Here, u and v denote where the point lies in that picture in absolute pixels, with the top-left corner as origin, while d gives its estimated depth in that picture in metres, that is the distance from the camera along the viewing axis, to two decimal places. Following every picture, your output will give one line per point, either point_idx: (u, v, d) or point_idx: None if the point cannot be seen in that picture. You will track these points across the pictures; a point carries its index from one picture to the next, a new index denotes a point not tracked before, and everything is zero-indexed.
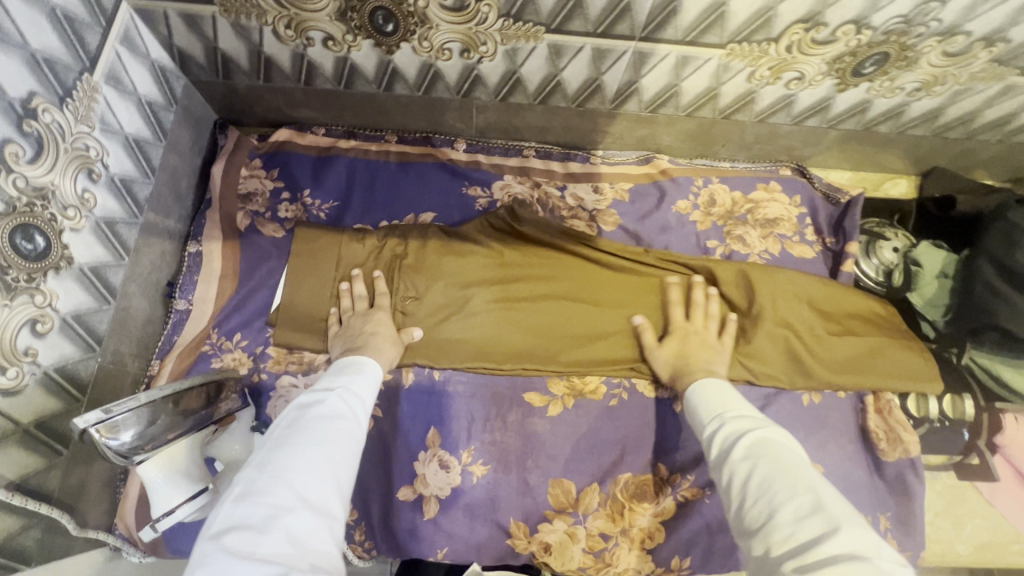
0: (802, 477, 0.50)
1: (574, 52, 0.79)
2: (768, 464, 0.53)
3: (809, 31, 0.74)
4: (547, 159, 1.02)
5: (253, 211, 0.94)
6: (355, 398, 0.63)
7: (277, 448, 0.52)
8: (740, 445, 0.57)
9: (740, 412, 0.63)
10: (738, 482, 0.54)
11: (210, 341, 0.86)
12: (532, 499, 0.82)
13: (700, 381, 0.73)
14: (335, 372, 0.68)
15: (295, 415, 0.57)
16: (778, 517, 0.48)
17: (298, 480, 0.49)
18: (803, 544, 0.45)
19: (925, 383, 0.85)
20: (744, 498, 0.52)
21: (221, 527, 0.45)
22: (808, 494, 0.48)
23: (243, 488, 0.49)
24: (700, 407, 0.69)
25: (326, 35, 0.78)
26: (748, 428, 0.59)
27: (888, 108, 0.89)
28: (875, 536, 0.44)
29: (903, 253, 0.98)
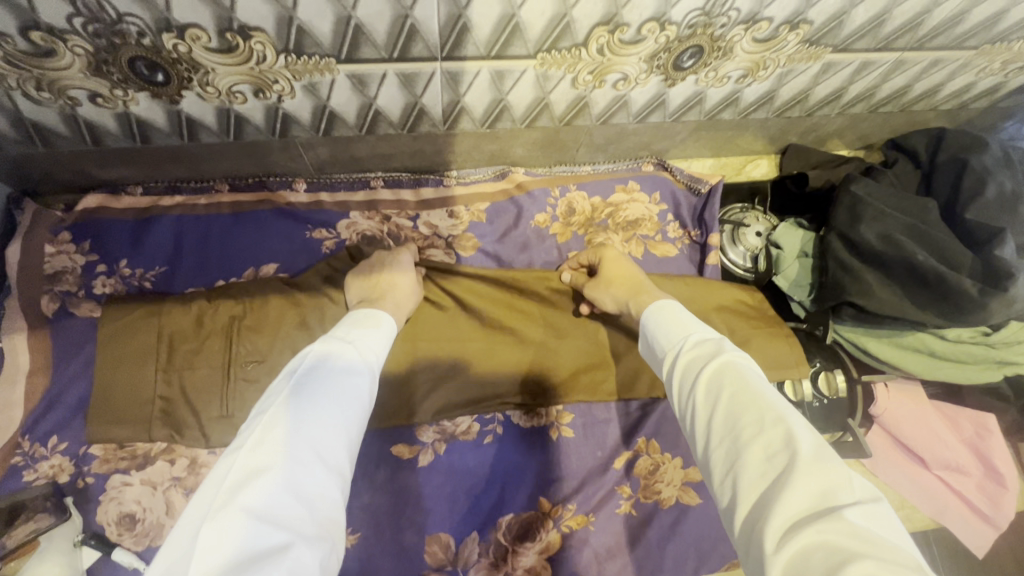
0: (771, 410, 0.47)
1: (379, 80, 0.73)
2: (734, 399, 0.50)
3: (613, 32, 0.70)
4: (396, 188, 0.96)
5: (62, 292, 0.83)
6: (371, 355, 0.63)
7: (297, 399, 0.51)
8: (702, 379, 0.54)
9: (698, 335, 0.60)
10: (704, 420, 0.52)
11: (21, 451, 0.76)
12: (408, 562, 0.76)
13: (656, 307, 0.69)
14: (352, 322, 0.66)
15: (312, 363, 0.56)
16: (745, 458, 0.46)
17: (313, 438, 0.49)
18: (773, 484, 0.43)
19: (794, 370, 0.84)
20: (710, 435, 0.50)
21: (233, 480, 0.44)
22: (778, 428, 0.46)
23: (259, 436, 0.48)
24: (658, 335, 0.64)
25: (91, 93, 0.69)
26: (709, 354, 0.56)
27: (723, 96, 0.88)
28: (841, 468, 0.43)
29: (765, 236, 0.98)
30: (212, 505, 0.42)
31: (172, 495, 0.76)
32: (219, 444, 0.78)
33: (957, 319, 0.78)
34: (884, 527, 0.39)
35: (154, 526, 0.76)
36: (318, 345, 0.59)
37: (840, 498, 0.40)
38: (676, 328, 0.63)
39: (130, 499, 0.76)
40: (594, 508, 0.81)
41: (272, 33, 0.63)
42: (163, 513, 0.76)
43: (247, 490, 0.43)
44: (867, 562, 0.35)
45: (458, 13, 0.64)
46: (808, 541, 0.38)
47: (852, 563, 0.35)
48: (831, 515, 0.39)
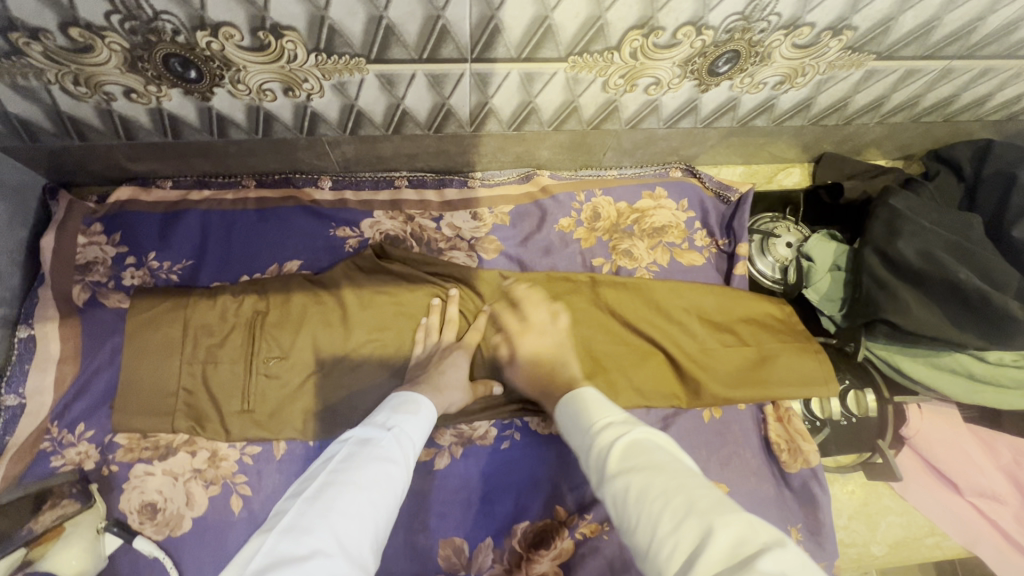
0: (675, 481, 0.48)
1: (408, 81, 0.73)
2: (645, 473, 0.50)
3: (647, 36, 0.68)
4: (420, 188, 0.95)
5: (93, 282, 0.85)
6: (409, 442, 0.62)
7: (329, 483, 0.52)
8: (612, 458, 0.54)
9: (600, 416, 0.60)
10: (618, 499, 0.51)
11: (50, 436, 0.78)
12: (421, 564, 0.76)
13: (565, 396, 0.68)
14: (392, 404, 0.67)
15: (350, 450, 0.57)
16: (660, 530, 0.45)
17: (337, 524, 0.49)
18: (687, 555, 0.42)
19: (824, 387, 0.81)
20: (629, 516, 0.49)
21: (257, 566, 0.44)
22: (681, 496, 0.46)
23: (291, 521, 0.48)
24: (569, 425, 0.64)
25: (126, 88, 0.70)
26: (615, 435, 0.56)
27: (758, 103, 0.85)
28: (745, 522, 0.43)
29: (796, 247, 0.95)
30: None
31: (192, 486, 0.77)
32: (240, 439, 0.78)
33: (998, 342, 0.75)
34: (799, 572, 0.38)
35: (173, 517, 0.76)
36: (354, 430, 0.61)
37: (749, 552, 0.40)
38: (583, 411, 0.63)
39: (151, 488, 0.77)
40: (611, 519, 0.78)
41: (303, 33, 0.63)
42: (182, 504, 0.76)
43: None
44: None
45: (490, 14, 0.63)
46: None
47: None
48: (744, 569, 0.38)
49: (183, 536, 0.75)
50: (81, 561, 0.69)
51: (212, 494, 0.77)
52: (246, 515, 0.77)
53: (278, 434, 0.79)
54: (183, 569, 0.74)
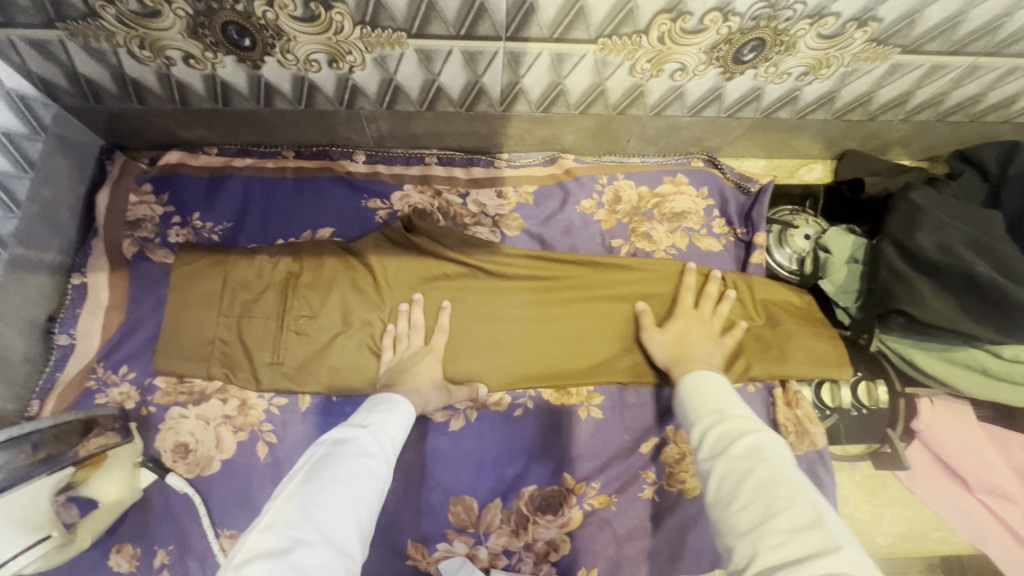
0: (801, 490, 0.49)
1: (444, 57, 0.77)
2: (767, 471, 0.52)
3: (675, 21, 0.71)
4: (449, 165, 1.00)
5: (141, 238, 0.91)
6: (386, 438, 0.65)
7: (308, 480, 0.55)
8: (738, 444, 0.56)
9: (734, 408, 0.62)
10: (731, 482, 0.53)
11: (95, 376, 0.83)
12: (432, 518, 0.79)
13: (694, 376, 0.69)
14: (369, 407, 0.70)
15: (327, 449, 0.60)
16: (772, 526, 0.48)
17: (315, 518, 0.51)
18: (798, 556, 0.44)
19: (833, 371, 0.84)
20: (739, 502, 0.51)
21: (239, 558, 0.46)
22: (809, 508, 0.48)
23: (271, 517, 0.51)
24: (694, 402, 0.66)
25: (185, 54, 0.76)
26: (748, 428, 0.58)
27: (782, 94, 0.87)
28: (872, 559, 0.44)
29: (814, 240, 0.96)
30: None
31: (222, 431, 0.82)
32: (268, 389, 0.83)
33: (1013, 335, 0.75)
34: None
35: (203, 459, 0.81)
36: (335, 430, 0.64)
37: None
38: (711, 398, 0.65)
39: (185, 430, 0.82)
40: (619, 490, 0.82)
41: (351, 5, 0.68)
42: (212, 447, 0.81)
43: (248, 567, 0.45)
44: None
45: None
46: None
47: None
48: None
49: (212, 477, 0.80)
50: (119, 490, 0.75)
51: (241, 439, 0.82)
52: (270, 460, 0.82)
53: (305, 387, 0.83)
54: (210, 507, 0.79)
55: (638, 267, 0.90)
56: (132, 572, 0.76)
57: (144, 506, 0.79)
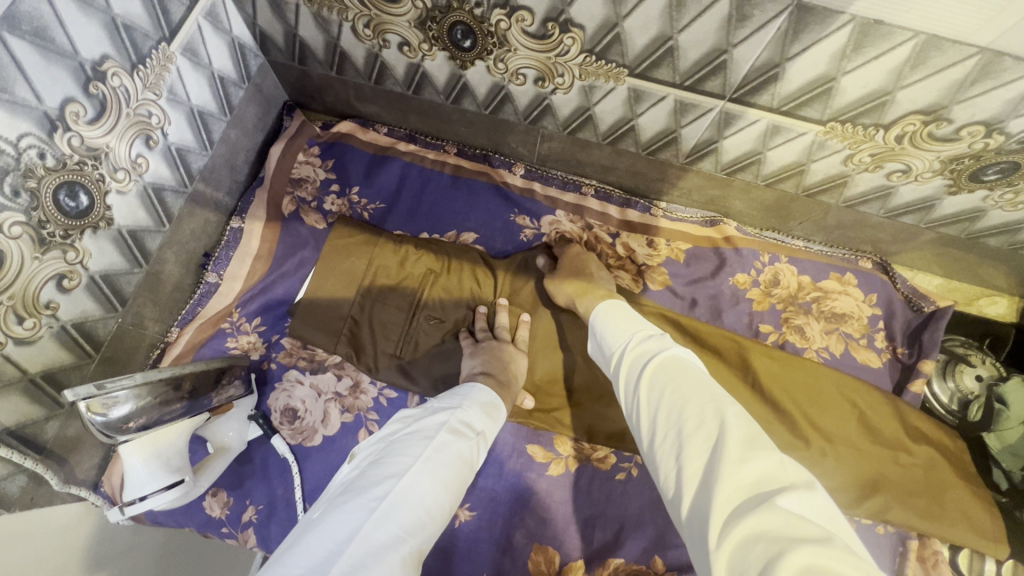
0: (705, 401, 0.49)
1: (655, 100, 0.73)
2: (675, 393, 0.51)
3: (927, 124, 0.64)
4: (604, 200, 0.96)
5: (300, 197, 0.93)
6: (482, 449, 0.65)
7: (423, 476, 0.54)
8: (646, 374, 0.56)
9: (644, 330, 0.62)
10: (648, 415, 0.53)
11: (231, 319, 0.86)
12: (511, 559, 0.76)
13: (604, 306, 0.70)
14: (484, 402, 0.67)
15: (445, 441, 0.59)
16: (685, 450, 0.47)
17: (418, 530, 0.52)
18: (708, 477, 0.44)
19: (989, 543, 0.75)
20: (656, 435, 0.51)
21: (354, 546, 0.46)
22: (712, 419, 0.47)
23: (385, 503, 0.51)
24: (610, 333, 0.66)
25: (402, 40, 0.76)
26: (651, 353, 0.58)
27: (1004, 222, 0.78)
28: (777, 457, 0.44)
29: (987, 383, 0.85)
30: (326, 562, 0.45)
31: (331, 406, 0.82)
32: (384, 380, 0.83)
33: None
34: (814, 509, 0.41)
35: (308, 429, 0.81)
36: (452, 419, 0.62)
37: (772, 488, 0.41)
38: (622, 326, 0.65)
39: (297, 396, 0.83)
40: None
41: (588, 33, 0.65)
42: (319, 419, 0.82)
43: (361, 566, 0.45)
44: (809, 548, 0.36)
45: (778, 62, 0.62)
46: (747, 537, 0.39)
47: (788, 552, 0.36)
48: (765, 504, 0.40)
49: (311, 449, 0.80)
50: (233, 437, 0.77)
51: (346, 420, 0.82)
52: None
53: (419, 387, 0.82)
54: (303, 479, 0.79)
55: (789, 360, 0.83)
56: (221, 519, 0.78)
57: (245, 458, 0.81)
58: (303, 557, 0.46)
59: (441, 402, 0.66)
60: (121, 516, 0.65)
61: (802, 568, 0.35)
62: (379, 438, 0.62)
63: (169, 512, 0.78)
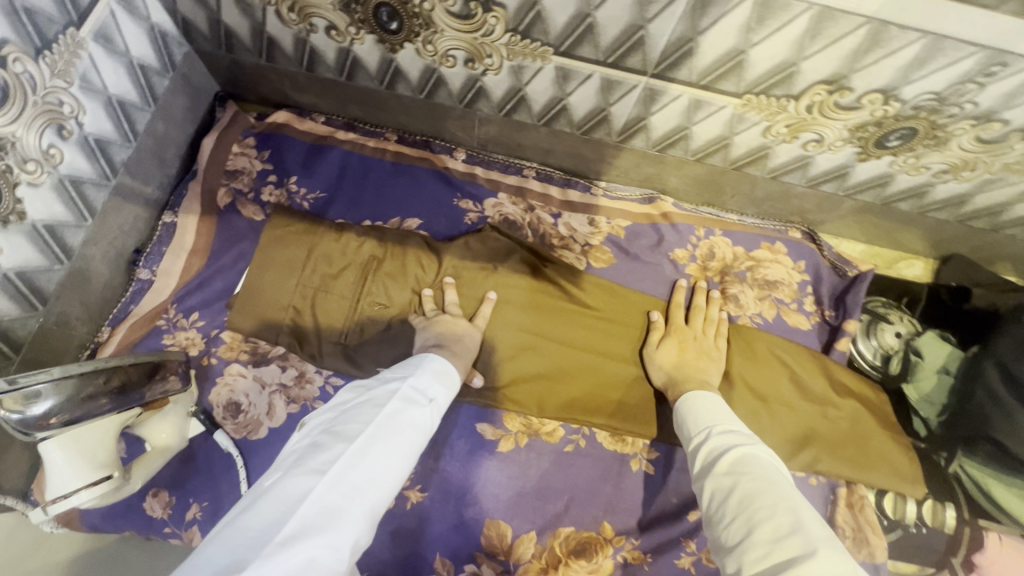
0: (784, 498, 0.51)
1: (582, 79, 0.75)
2: (750, 483, 0.54)
3: (832, 94, 0.68)
4: (546, 182, 0.98)
5: (236, 189, 0.91)
6: (437, 415, 0.66)
7: (376, 442, 0.55)
8: (723, 460, 0.59)
9: (728, 423, 0.65)
10: (719, 499, 0.56)
11: (166, 316, 0.83)
12: (464, 536, 0.77)
13: (692, 393, 0.72)
14: (437, 372, 0.68)
15: (397, 408, 0.60)
16: (754, 538, 0.49)
17: (371, 492, 0.52)
18: (777, 564, 0.46)
19: (907, 484, 0.80)
20: (724, 517, 0.54)
21: (303, 510, 0.46)
22: (789, 515, 0.49)
23: (336, 467, 0.51)
24: (690, 416, 0.69)
25: (329, 24, 0.76)
26: (732, 443, 0.61)
27: (911, 186, 0.84)
28: (849, 561, 0.45)
29: (905, 339, 0.90)
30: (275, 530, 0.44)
31: (275, 398, 0.81)
32: (330, 368, 0.82)
33: None
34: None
35: (252, 422, 0.80)
36: (405, 386, 0.63)
37: None
38: (708, 412, 0.68)
39: (240, 390, 0.81)
40: (655, 550, 0.78)
41: (510, 12, 0.67)
42: (263, 412, 0.80)
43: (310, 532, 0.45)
44: None
45: (691, 37, 0.64)
46: None
47: None
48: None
49: (257, 442, 0.79)
50: (170, 436, 0.74)
51: (291, 411, 0.81)
52: None
53: (366, 373, 0.82)
54: (249, 472, 0.77)
55: (724, 327, 0.87)
56: (163, 519, 0.76)
57: (187, 456, 0.79)
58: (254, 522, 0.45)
59: (395, 373, 0.66)
60: (43, 516, 0.64)
61: None
62: (331, 408, 0.61)
63: (108, 516, 0.76)
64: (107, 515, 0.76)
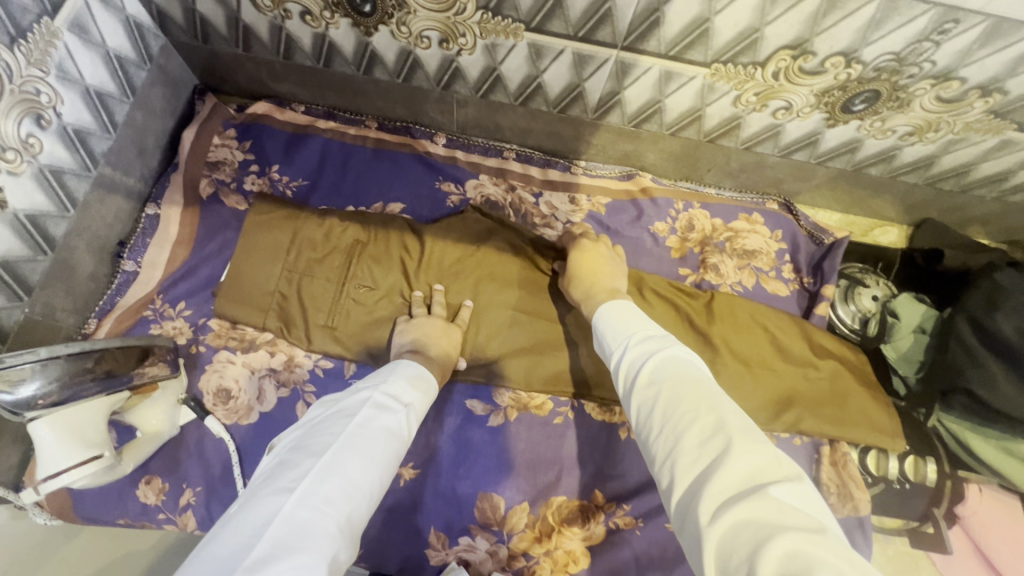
0: (703, 397, 0.50)
1: (555, 55, 0.77)
2: (672, 391, 0.52)
3: (796, 59, 0.70)
4: (526, 163, 0.99)
5: (218, 180, 0.91)
6: (413, 418, 0.65)
7: (347, 450, 0.54)
8: (644, 372, 0.56)
9: (643, 331, 0.62)
10: (644, 411, 0.53)
11: (153, 306, 0.84)
12: (457, 510, 0.78)
13: (609, 305, 0.70)
14: (409, 378, 0.69)
15: (368, 415, 0.60)
16: (682, 444, 0.48)
17: (347, 502, 0.51)
18: (703, 467, 0.45)
19: (888, 441, 0.82)
20: (650, 429, 0.52)
21: (273, 527, 0.46)
22: (708, 414, 0.48)
23: (307, 480, 0.50)
24: (608, 330, 0.66)
25: (304, 9, 0.77)
26: (652, 352, 0.58)
27: (879, 150, 0.86)
28: (768, 450, 0.45)
29: (881, 301, 0.93)
30: (246, 548, 0.44)
31: (265, 383, 0.82)
32: (318, 351, 0.83)
33: None
34: (807, 501, 0.41)
35: (242, 407, 0.81)
36: (376, 394, 0.63)
37: (764, 481, 0.42)
38: (622, 326, 0.65)
39: (229, 376, 0.82)
40: (646, 515, 0.79)
41: None
42: (253, 396, 0.81)
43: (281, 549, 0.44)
44: (791, 534, 0.37)
45: (656, 6, 0.66)
46: (735, 523, 0.40)
47: (770, 539, 0.37)
48: (758, 494, 0.41)
49: (248, 426, 0.80)
50: (161, 422, 0.75)
51: (281, 394, 0.81)
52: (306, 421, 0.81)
53: (354, 354, 0.83)
54: (242, 456, 0.78)
55: (705, 296, 0.89)
56: (157, 506, 0.76)
57: (178, 443, 0.79)
58: (224, 544, 0.45)
59: (366, 383, 0.66)
60: (35, 496, 0.64)
61: (783, 553, 0.36)
62: (299, 425, 0.61)
63: (101, 505, 0.76)
64: (101, 503, 0.76)
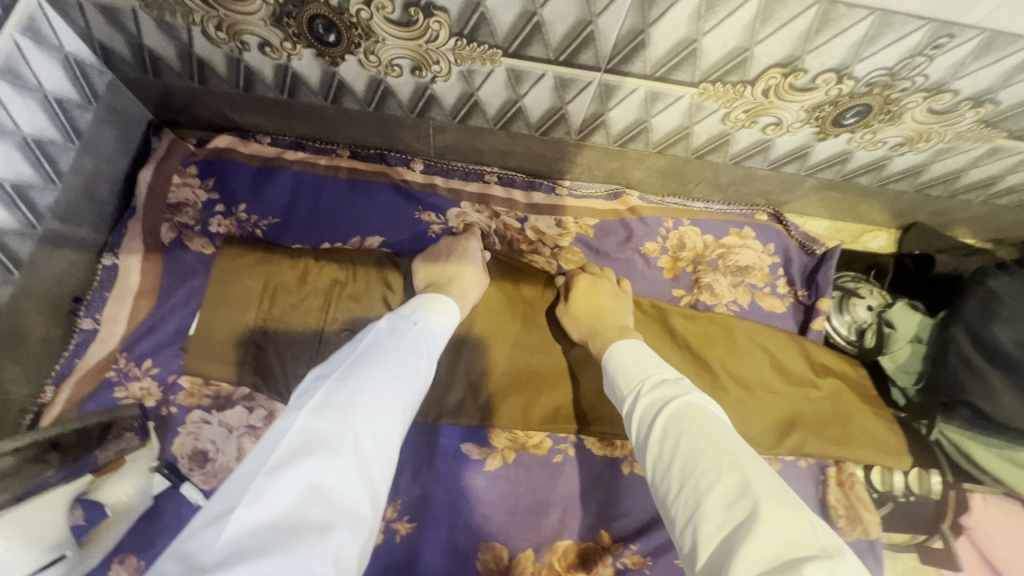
0: (724, 453, 0.47)
1: (535, 79, 0.73)
2: (690, 444, 0.49)
3: (787, 76, 0.67)
4: (509, 186, 0.95)
5: (181, 223, 0.85)
6: (431, 341, 0.62)
7: (359, 368, 0.51)
8: (658, 420, 0.54)
9: (657, 373, 0.60)
10: (662, 464, 0.51)
11: (116, 366, 0.78)
12: (459, 563, 0.74)
13: (618, 346, 0.68)
14: (423, 304, 0.66)
15: (377, 341, 0.56)
16: (705, 506, 0.45)
17: (370, 411, 0.48)
18: (731, 537, 0.41)
19: (892, 458, 0.81)
20: (670, 486, 0.49)
21: (289, 440, 0.43)
22: (733, 474, 0.45)
23: (323, 395, 0.47)
24: (618, 373, 0.64)
25: (262, 41, 0.71)
26: (667, 397, 0.56)
27: (869, 161, 0.85)
28: (799, 517, 0.41)
29: (877, 311, 0.90)
30: (264, 462, 0.41)
31: (245, 442, 0.76)
32: None
33: None
34: None
35: (222, 470, 0.75)
36: (385, 325, 0.59)
37: (799, 554, 0.38)
38: (633, 368, 0.63)
39: (206, 437, 0.76)
40: (655, 552, 0.76)
41: (453, 15, 0.63)
42: (233, 458, 0.76)
43: (301, 458, 0.41)
44: None
45: (642, 28, 0.62)
46: None
47: None
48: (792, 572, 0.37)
49: None
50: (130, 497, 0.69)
51: None
52: None
53: None
54: None
55: (702, 318, 0.86)
56: None
57: (152, 515, 0.73)
58: (245, 466, 0.42)
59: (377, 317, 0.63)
60: None
61: None
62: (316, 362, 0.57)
63: None
64: None
